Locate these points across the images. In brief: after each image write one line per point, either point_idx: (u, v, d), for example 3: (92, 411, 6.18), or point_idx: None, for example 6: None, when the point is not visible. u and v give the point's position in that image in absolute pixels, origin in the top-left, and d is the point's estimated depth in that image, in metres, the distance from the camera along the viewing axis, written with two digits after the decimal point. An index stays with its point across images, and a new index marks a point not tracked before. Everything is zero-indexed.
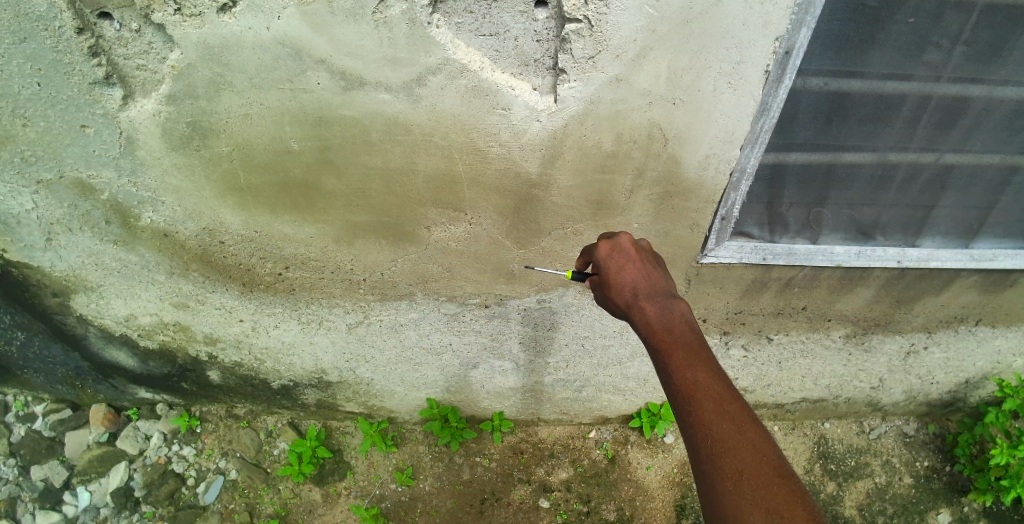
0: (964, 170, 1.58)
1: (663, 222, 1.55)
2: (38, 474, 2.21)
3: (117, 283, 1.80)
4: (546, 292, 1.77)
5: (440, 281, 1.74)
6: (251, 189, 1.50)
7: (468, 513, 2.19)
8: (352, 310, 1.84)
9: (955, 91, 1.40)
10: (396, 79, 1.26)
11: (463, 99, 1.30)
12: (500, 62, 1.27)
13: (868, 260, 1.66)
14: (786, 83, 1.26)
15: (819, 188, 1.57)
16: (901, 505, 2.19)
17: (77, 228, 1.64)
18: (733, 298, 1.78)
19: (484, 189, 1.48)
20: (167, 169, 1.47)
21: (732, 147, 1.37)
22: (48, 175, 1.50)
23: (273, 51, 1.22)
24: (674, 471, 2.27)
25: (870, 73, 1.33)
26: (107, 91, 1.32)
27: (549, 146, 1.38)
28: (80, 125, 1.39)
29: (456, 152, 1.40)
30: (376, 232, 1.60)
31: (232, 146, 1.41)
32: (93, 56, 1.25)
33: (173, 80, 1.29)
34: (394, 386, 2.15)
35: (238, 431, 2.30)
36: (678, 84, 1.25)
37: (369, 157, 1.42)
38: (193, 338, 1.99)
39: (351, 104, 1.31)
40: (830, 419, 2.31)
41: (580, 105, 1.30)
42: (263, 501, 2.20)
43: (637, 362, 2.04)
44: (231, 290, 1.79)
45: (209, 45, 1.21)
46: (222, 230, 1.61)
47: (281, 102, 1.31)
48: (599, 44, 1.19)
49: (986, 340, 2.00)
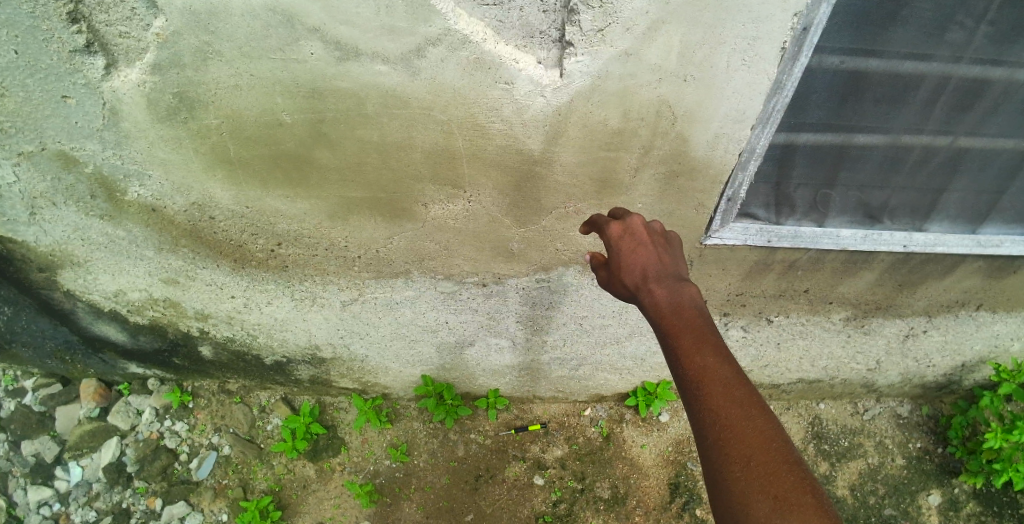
0: (977, 155, 1.55)
1: (668, 202, 1.51)
2: (29, 449, 2.19)
3: (104, 258, 1.75)
4: (546, 272, 1.75)
5: (437, 259, 1.71)
6: (241, 162, 1.44)
7: (462, 489, 2.21)
8: (346, 287, 1.81)
9: (975, 73, 1.36)
10: (394, 50, 1.20)
11: (464, 73, 1.24)
12: (503, 33, 1.20)
13: (874, 244, 1.64)
14: (802, 60, 1.21)
15: (828, 169, 1.54)
16: (891, 485, 2.23)
17: (61, 202, 1.58)
18: (735, 279, 1.76)
19: (484, 165, 1.43)
20: (154, 141, 1.41)
21: (743, 126, 1.33)
22: (29, 147, 1.44)
23: (264, 18, 1.15)
24: (669, 450, 2.29)
25: (890, 52, 1.29)
26: (89, 60, 1.25)
27: (553, 123, 1.33)
28: (61, 95, 1.32)
29: (455, 127, 1.35)
30: (373, 209, 1.55)
31: (222, 119, 1.35)
32: (73, 22, 1.19)
33: (159, 49, 1.22)
34: (389, 363, 2.14)
35: (231, 407, 2.29)
36: (690, 60, 1.20)
37: (364, 131, 1.36)
38: (184, 314, 1.95)
39: (346, 76, 1.25)
40: (824, 400, 2.33)
41: (588, 80, 1.24)
42: (257, 477, 2.20)
43: (634, 341, 2.03)
44: (222, 266, 1.75)
45: (195, 11, 1.14)
46: (212, 205, 1.56)
47: (273, 72, 1.25)
48: (609, 16, 1.13)
49: (986, 324, 2.00)
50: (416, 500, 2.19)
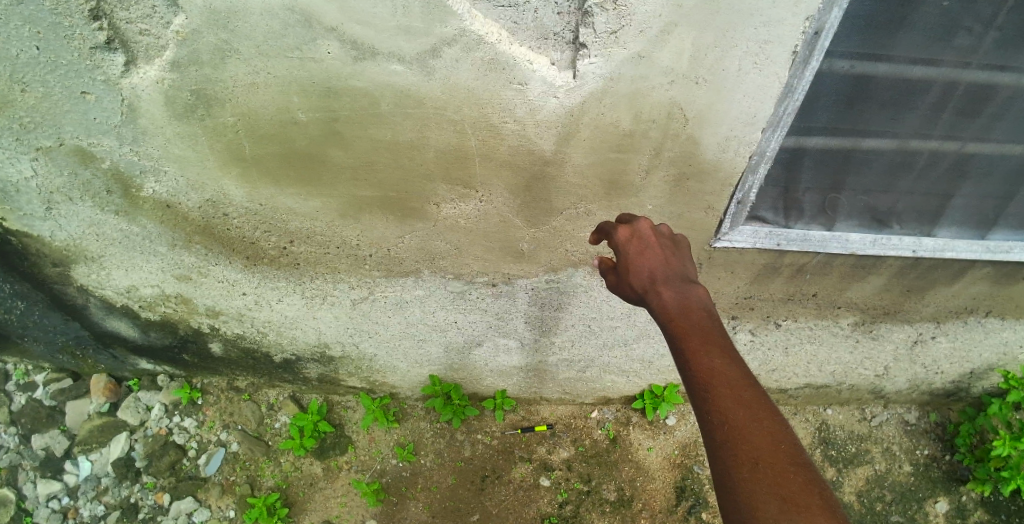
0: (986, 160, 1.55)
1: (678, 204, 1.52)
2: (38, 443, 2.21)
3: (118, 254, 1.77)
4: (555, 272, 1.75)
5: (448, 258, 1.72)
6: (255, 160, 1.46)
7: (468, 489, 2.21)
8: (356, 286, 1.82)
9: (984, 78, 1.36)
10: (409, 50, 1.22)
11: (478, 73, 1.25)
12: (518, 34, 1.21)
13: (883, 248, 1.64)
14: (812, 64, 1.22)
15: (837, 173, 1.55)
16: (899, 492, 2.22)
17: (77, 197, 1.60)
18: (744, 283, 1.76)
19: (496, 165, 1.44)
20: (170, 138, 1.43)
21: (753, 129, 1.34)
22: (47, 142, 1.46)
23: (283, 18, 1.17)
24: (675, 453, 2.28)
25: (899, 57, 1.30)
26: (108, 56, 1.27)
27: (565, 124, 1.34)
28: (80, 92, 1.34)
29: (468, 128, 1.36)
30: (384, 207, 1.57)
31: (237, 116, 1.37)
32: (95, 19, 1.21)
33: (178, 46, 1.24)
34: (397, 362, 2.15)
35: (239, 404, 2.30)
36: (701, 63, 1.21)
37: (377, 130, 1.38)
38: (194, 310, 1.97)
39: (362, 75, 1.27)
40: (831, 405, 2.33)
41: (600, 82, 1.25)
42: (264, 474, 2.21)
43: (642, 343, 2.03)
44: (234, 263, 1.77)
45: (215, 10, 1.17)
46: (226, 202, 1.58)
47: (290, 71, 1.27)
48: (622, 19, 1.14)
49: (994, 331, 1.99)
50: (422, 499, 2.19)
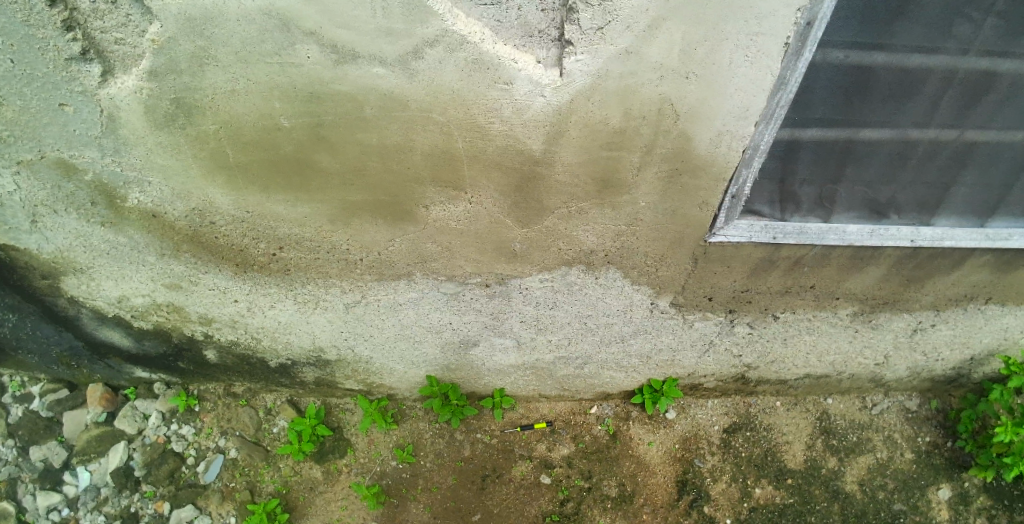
0: (985, 148, 1.53)
1: (671, 200, 1.49)
2: (37, 455, 2.20)
3: (106, 265, 1.75)
4: (549, 271, 1.72)
5: (440, 260, 1.69)
6: (240, 167, 1.43)
7: (469, 489, 2.20)
8: (349, 290, 1.80)
9: (982, 65, 1.34)
10: (392, 52, 1.19)
11: (463, 73, 1.22)
12: (502, 33, 1.19)
13: (882, 239, 1.61)
14: (805, 56, 1.20)
15: (833, 164, 1.52)
16: (901, 480, 2.21)
17: (61, 210, 1.58)
18: (741, 276, 1.74)
19: (485, 166, 1.41)
20: (152, 148, 1.40)
21: (747, 124, 1.31)
22: (29, 155, 1.43)
23: (260, 23, 1.14)
24: (675, 447, 2.27)
25: (895, 46, 1.27)
26: (85, 68, 1.24)
27: (554, 122, 1.31)
28: (58, 103, 1.31)
29: (455, 128, 1.33)
30: (373, 210, 1.54)
31: (219, 124, 1.34)
32: (68, 30, 1.19)
33: (154, 55, 1.21)
34: (394, 364, 2.13)
35: (238, 410, 2.29)
36: (692, 58, 1.18)
37: (364, 134, 1.35)
38: (187, 318, 1.94)
39: (343, 79, 1.23)
40: (832, 395, 2.34)
41: (588, 79, 1.22)
42: (264, 479, 2.20)
43: (639, 339, 2.00)
44: (224, 270, 1.74)
45: (190, 17, 1.14)
46: (212, 210, 1.56)
47: (270, 76, 1.23)
48: (608, 14, 1.12)
49: (996, 317, 1.98)
50: (423, 500, 2.17)
